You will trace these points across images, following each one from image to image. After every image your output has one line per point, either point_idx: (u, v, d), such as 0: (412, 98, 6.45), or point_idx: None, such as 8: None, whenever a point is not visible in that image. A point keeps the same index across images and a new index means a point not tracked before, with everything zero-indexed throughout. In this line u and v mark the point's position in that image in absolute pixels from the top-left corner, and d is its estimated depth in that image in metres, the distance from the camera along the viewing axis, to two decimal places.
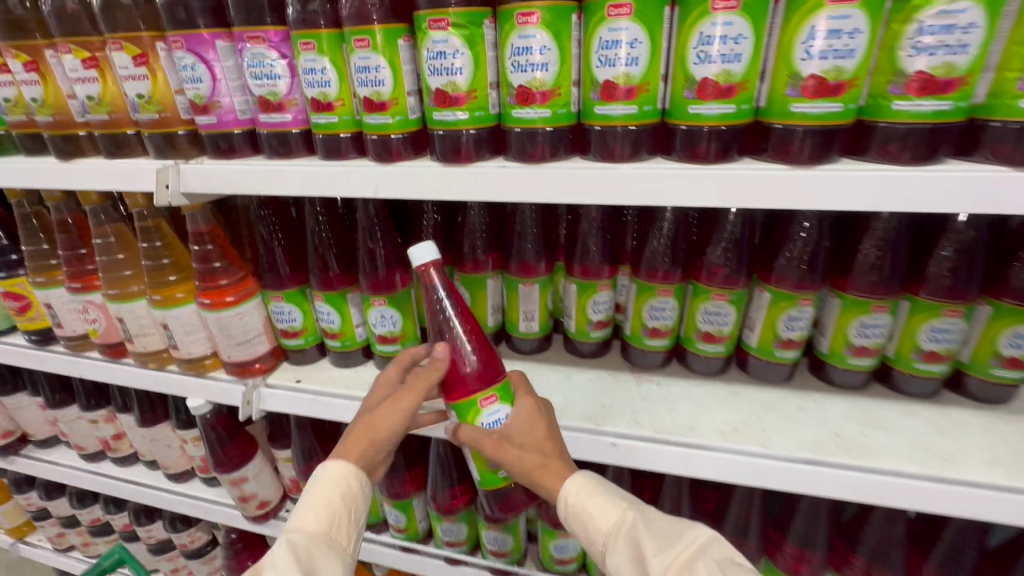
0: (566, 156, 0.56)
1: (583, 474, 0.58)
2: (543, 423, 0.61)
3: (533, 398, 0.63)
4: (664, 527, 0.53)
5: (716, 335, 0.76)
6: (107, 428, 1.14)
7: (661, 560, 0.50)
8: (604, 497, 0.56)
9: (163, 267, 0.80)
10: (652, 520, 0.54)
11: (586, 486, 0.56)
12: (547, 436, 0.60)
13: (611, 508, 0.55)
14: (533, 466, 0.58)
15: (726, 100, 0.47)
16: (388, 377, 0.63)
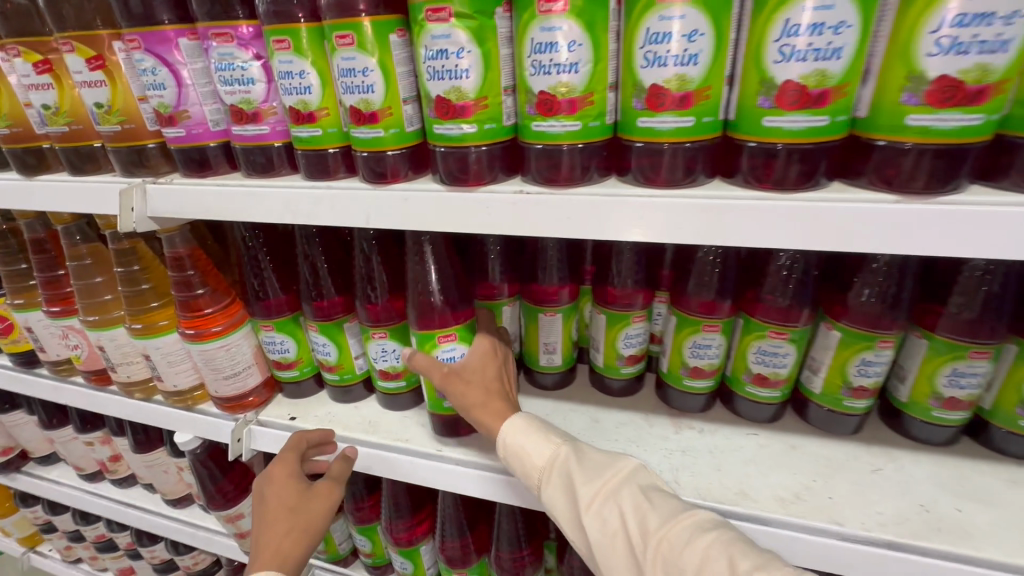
0: (599, 177, 0.46)
1: (520, 414, 0.57)
2: (496, 363, 0.63)
3: (491, 339, 0.65)
4: (594, 460, 0.53)
5: (772, 378, 0.64)
6: (103, 450, 1.08)
7: (588, 487, 0.50)
8: (540, 432, 0.56)
9: (142, 293, 0.72)
10: (583, 453, 0.53)
11: (522, 423, 0.56)
12: (499, 372, 0.63)
13: (546, 441, 0.55)
14: (482, 402, 0.59)
15: (818, 110, 0.35)
16: (279, 470, 0.65)
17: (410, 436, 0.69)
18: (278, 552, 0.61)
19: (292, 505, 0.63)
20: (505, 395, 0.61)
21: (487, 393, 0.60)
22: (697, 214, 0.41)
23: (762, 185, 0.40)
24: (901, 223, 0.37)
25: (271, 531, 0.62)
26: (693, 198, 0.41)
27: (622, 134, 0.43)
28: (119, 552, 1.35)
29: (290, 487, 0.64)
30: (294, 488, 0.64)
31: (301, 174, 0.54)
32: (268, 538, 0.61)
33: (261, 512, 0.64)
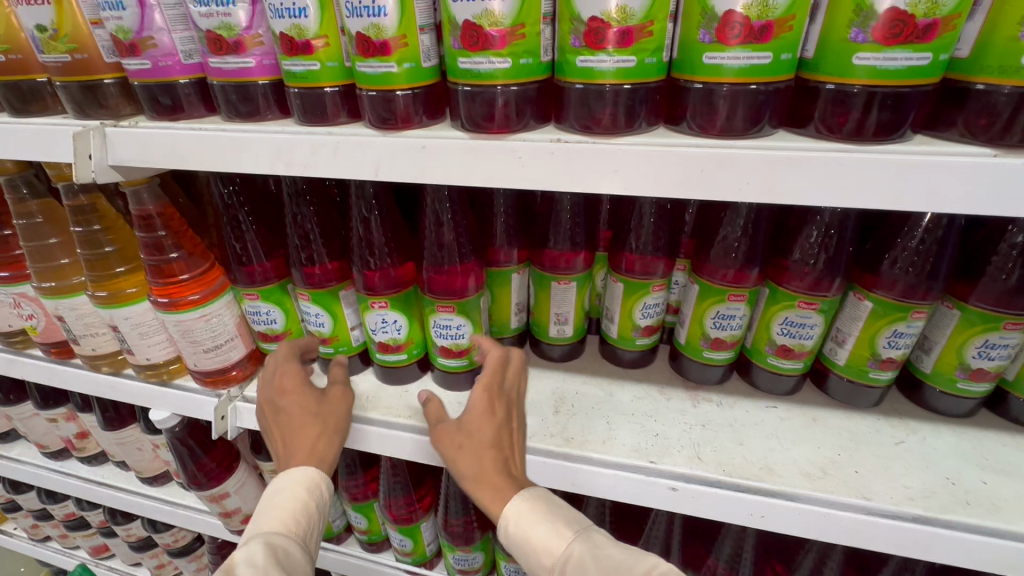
0: (647, 127, 0.40)
1: (523, 495, 0.50)
2: (493, 419, 0.53)
3: (490, 390, 0.54)
4: (614, 557, 0.46)
5: (796, 350, 0.61)
6: (69, 427, 1.00)
7: None
8: (547, 518, 0.49)
9: (105, 256, 0.64)
10: (600, 548, 0.47)
11: (526, 508, 0.50)
12: (498, 433, 0.53)
13: (554, 531, 0.48)
14: (475, 474, 0.52)
15: (921, 46, 0.31)
16: (288, 380, 0.60)
17: (413, 411, 0.64)
18: (313, 450, 0.58)
19: (311, 409, 0.59)
20: (504, 461, 0.52)
21: (479, 462, 0.52)
22: (759, 170, 0.35)
23: (837, 136, 0.36)
24: (999, 180, 0.32)
25: (295, 436, 0.59)
26: (760, 147, 0.36)
27: (679, 74, 0.37)
28: (92, 529, 1.28)
29: (307, 397, 0.60)
30: (306, 393, 0.60)
31: (293, 119, 0.47)
32: (295, 444, 0.58)
33: (278, 423, 0.60)
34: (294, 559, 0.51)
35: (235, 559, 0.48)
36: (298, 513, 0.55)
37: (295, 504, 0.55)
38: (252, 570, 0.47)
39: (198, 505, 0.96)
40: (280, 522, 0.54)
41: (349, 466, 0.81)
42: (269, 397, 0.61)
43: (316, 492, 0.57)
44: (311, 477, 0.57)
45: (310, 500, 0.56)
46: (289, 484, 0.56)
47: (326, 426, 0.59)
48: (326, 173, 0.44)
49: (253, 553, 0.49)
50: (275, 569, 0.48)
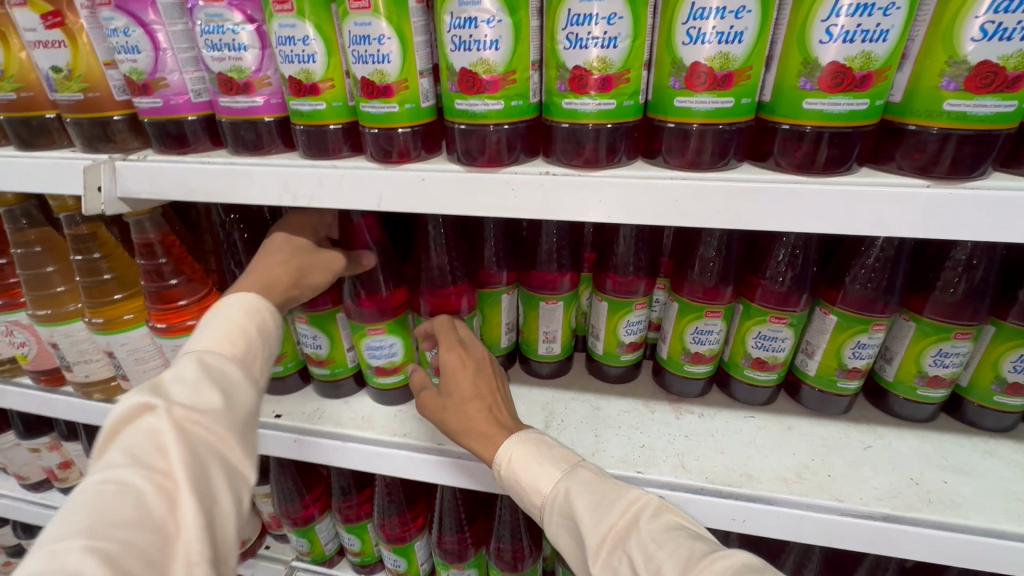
0: (626, 160, 0.44)
1: (514, 441, 0.53)
2: (468, 374, 0.57)
3: (457, 350, 0.58)
4: (599, 493, 0.47)
5: (770, 362, 0.66)
6: (51, 456, 0.98)
7: (595, 532, 0.45)
8: (537, 460, 0.51)
9: (104, 283, 0.65)
10: (586, 483, 0.49)
11: (516, 454, 0.52)
12: (476, 385, 0.57)
13: (545, 471, 0.51)
14: (464, 427, 0.55)
15: (860, 94, 0.36)
16: (299, 220, 0.60)
17: (407, 430, 0.66)
18: (277, 283, 0.54)
19: (301, 249, 0.57)
20: (488, 409, 0.56)
21: (466, 417, 0.55)
22: (725, 199, 0.40)
23: (794, 168, 0.40)
24: (933, 207, 0.37)
25: (269, 263, 0.55)
26: (728, 179, 0.40)
27: (654, 114, 0.41)
28: None
29: (288, 256, 0.56)
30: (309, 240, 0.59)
31: (297, 152, 0.50)
32: (265, 267, 0.54)
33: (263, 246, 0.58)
34: (232, 372, 0.45)
35: (163, 375, 0.43)
36: (238, 336, 0.48)
37: (233, 326, 0.49)
38: (180, 390, 0.41)
39: None
40: (215, 343, 0.47)
41: (343, 487, 0.82)
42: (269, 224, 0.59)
43: (257, 320, 0.51)
44: (252, 303, 0.51)
45: (252, 326, 0.50)
46: (229, 311, 0.50)
47: None
48: (329, 204, 0.47)
49: (182, 368, 0.43)
50: (208, 386, 0.42)
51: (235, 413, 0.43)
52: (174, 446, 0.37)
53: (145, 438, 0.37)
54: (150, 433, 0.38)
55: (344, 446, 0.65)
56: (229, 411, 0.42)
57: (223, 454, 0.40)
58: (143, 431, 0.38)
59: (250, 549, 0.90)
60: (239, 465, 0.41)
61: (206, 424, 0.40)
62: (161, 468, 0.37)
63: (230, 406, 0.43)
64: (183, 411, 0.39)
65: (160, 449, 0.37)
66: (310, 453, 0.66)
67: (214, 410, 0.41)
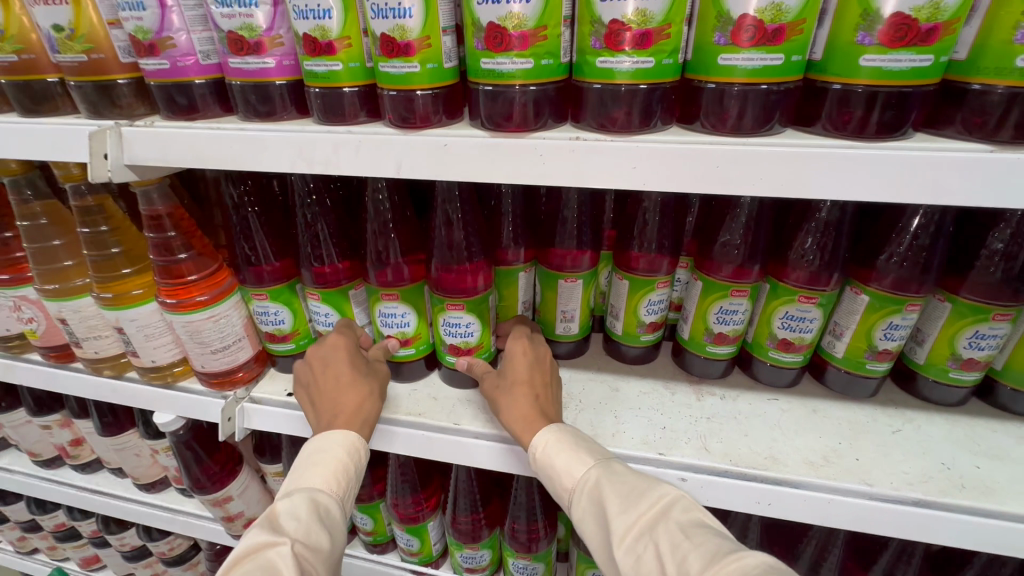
0: (662, 126, 0.41)
1: (551, 428, 0.53)
2: (527, 361, 0.58)
3: (523, 340, 0.60)
4: (629, 484, 0.47)
5: (796, 343, 0.63)
6: (63, 434, 0.98)
7: (623, 518, 0.44)
8: (572, 449, 0.51)
9: (112, 258, 0.63)
10: (619, 474, 0.48)
11: (554, 441, 0.52)
12: (530, 371, 0.58)
13: (578, 459, 0.50)
14: (511, 411, 0.55)
15: (923, 49, 0.33)
16: (339, 340, 0.61)
17: (422, 410, 0.64)
18: (355, 415, 0.56)
19: (360, 370, 0.59)
20: (535, 395, 0.56)
21: (512, 397, 0.56)
22: (771, 166, 0.37)
23: (842, 134, 0.37)
24: (998, 174, 0.34)
25: (342, 396, 0.57)
26: (773, 145, 0.37)
27: (693, 75, 0.39)
28: (84, 540, 1.25)
29: (355, 384, 0.58)
30: (357, 356, 0.60)
31: (311, 119, 0.47)
32: (338, 406, 0.57)
33: (323, 379, 0.59)
34: (335, 512, 0.50)
35: (276, 515, 0.47)
36: (340, 474, 0.53)
37: (335, 464, 0.53)
38: (296, 527, 0.46)
39: (199, 510, 0.94)
40: (320, 480, 0.52)
41: None
42: (317, 350, 0.61)
43: (355, 456, 0.55)
44: (352, 441, 0.55)
45: (351, 464, 0.54)
46: (331, 446, 0.54)
47: (373, 389, 0.59)
48: (345, 172, 0.44)
49: (295, 509, 0.48)
50: (317, 528, 0.47)
51: (337, 547, 0.48)
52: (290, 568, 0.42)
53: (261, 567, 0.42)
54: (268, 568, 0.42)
55: None
56: (332, 554, 0.47)
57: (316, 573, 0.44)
58: (262, 566, 0.42)
59: None
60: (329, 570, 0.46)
61: (314, 564, 0.45)
62: None
63: (331, 549, 0.47)
64: (299, 548, 0.44)
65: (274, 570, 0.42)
66: None
67: (319, 552, 0.46)
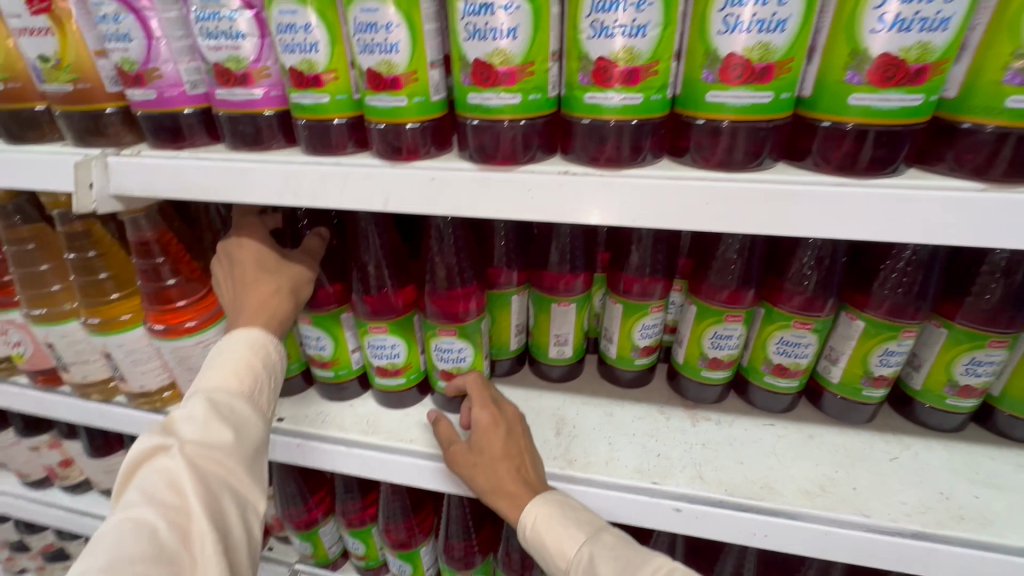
0: (651, 159, 0.41)
1: (536, 501, 0.53)
2: (500, 434, 0.57)
3: (490, 408, 0.58)
4: (624, 558, 0.48)
5: (791, 369, 0.63)
6: (52, 454, 0.97)
7: None
8: (560, 522, 0.51)
9: (100, 283, 0.63)
10: (610, 548, 0.49)
11: (541, 517, 0.52)
12: (507, 445, 0.56)
13: (569, 535, 0.51)
14: (494, 487, 0.55)
15: (913, 88, 0.33)
16: (248, 232, 0.58)
17: (413, 436, 0.64)
18: (260, 310, 0.54)
19: (268, 266, 0.56)
20: (517, 469, 0.55)
21: (495, 476, 0.55)
22: (762, 202, 0.37)
23: (833, 170, 0.37)
24: (991, 212, 0.34)
25: (246, 296, 0.55)
26: (763, 181, 0.37)
27: (682, 110, 0.38)
28: (72, 561, 1.23)
29: (263, 248, 0.57)
30: (268, 250, 0.57)
31: (299, 148, 0.47)
32: (247, 294, 0.55)
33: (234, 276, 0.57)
34: (241, 407, 0.49)
35: (174, 417, 0.47)
36: (244, 370, 0.51)
37: (238, 362, 0.51)
38: (190, 429, 0.46)
39: None
40: (224, 379, 0.50)
41: (347, 491, 0.80)
42: (224, 246, 0.58)
43: (264, 352, 0.53)
44: (255, 337, 0.53)
45: (257, 359, 0.52)
46: (235, 345, 0.52)
47: (280, 284, 0.55)
48: (332, 204, 0.44)
49: (193, 407, 0.47)
50: (218, 424, 0.46)
51: (246, 445, 0.48)
52: (187, 484, 0.42)
53: (160, 479, 0.42)
54: (164, 474, 0.43)
55: (348, 451, 0.63)
56: (239, 445, 0.47)
57: (228, 485, 0.45)
58: (158, 471, 0.43)
59: None
60: (245, 491, 0.46)
61: (217, 460, 0.45)
62: (175, 505, 0.41)
63: (239, 443, 0.47)
64: (192, 449, 0.44)
65: (174, 487, 0.42)
66: (314, 458, 0.64)
67: (223, 447, 0.46)
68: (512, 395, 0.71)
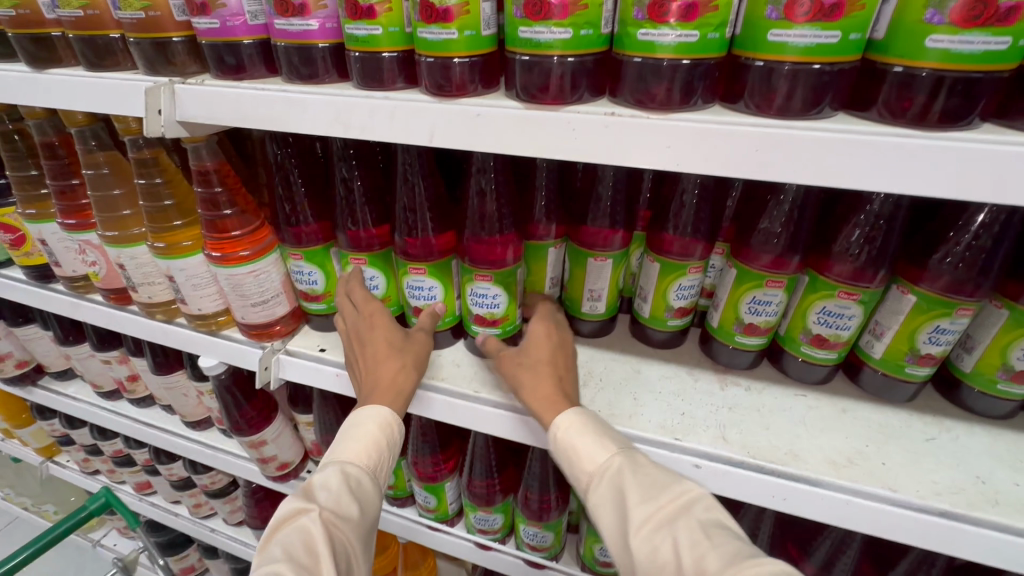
0: (702, 105, 0.40)
1: (576, 412, 0.54)
2: (549, 342, 0.60)
3: (546, 323, 0.62)
4: (651, 475, 0.47)
5: (831, 340, 0.61)
6: (121, 369, 1.07)
7: (640, 510, 0.45)
8: (597, 436, 0.52)
9: (165, 209, 0.68)
10: (641, 466, 0.49)
11: (576, 426, 0.52)
12: (553, 354, 0.59)
13: (602, 446, 0.51)
14: (533, 388, 0.56)
15: (1000, 30, 0.30)
16: (355, 291, 0.65)
17: (445, 374, 0.67)
18: (391, 387, 0.58)
19: (395, 343, 0.60)
20: (558, 376, 0.57)
21: (537, 375, 0.57)
22: (816, 151, 0.35)
23: (898, 121, 0.35)
24: None
25: (378, 369, 0.59)
26: (820, 130, 0.35)
27: (740, 51, 0.37)
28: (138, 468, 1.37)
29: (390, 325, 0.61)
30: (392, 321, 0.62)
31: (351, 83, 0.48)
32: (379, 369, 0.59)
33: (360, 343, 0.61)
34: (366, 483, 0.54)
35: (312, 482, 0.52)
36: (373, 447, 0.56)
37: (371, 437, 0.56)
38: (326, 497, 0.50)
39: (237, 451, 1.01)
40: (355, 452, 0.55)
41: None
42: (340, 303, 0.65)
43: (388, 430, 0.57)
44: (384, 415, 0.57)
45: (384, 437, 0.57)
46: (366, 420, 0.57)
47: (406, 361, 0.60)
48: (380, 138, 0.45)
49: (328, 479, 0.52)
50: (349, 497, 0.51)
51: (364, 522, 0.52)
52: (321, 544, 0.46)
53: (299, 538, 0.46)
54: (302, 533, 0.47)
55: None
56: (361, 523, 0.51)
57: (347, 553, 0.49)
58: (298, 531, 0.47)
59: (293, 470, 0.96)
60: (356, 561, 0.50)
61: (344, 531, 0.49)
62: (306, 563, 0.44)
63: (361, 520, 0.52)
64: (328, 515, 0.49)
65: (309, 546, 0.46)
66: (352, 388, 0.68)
67: (350, 519, 0.50)
68: None
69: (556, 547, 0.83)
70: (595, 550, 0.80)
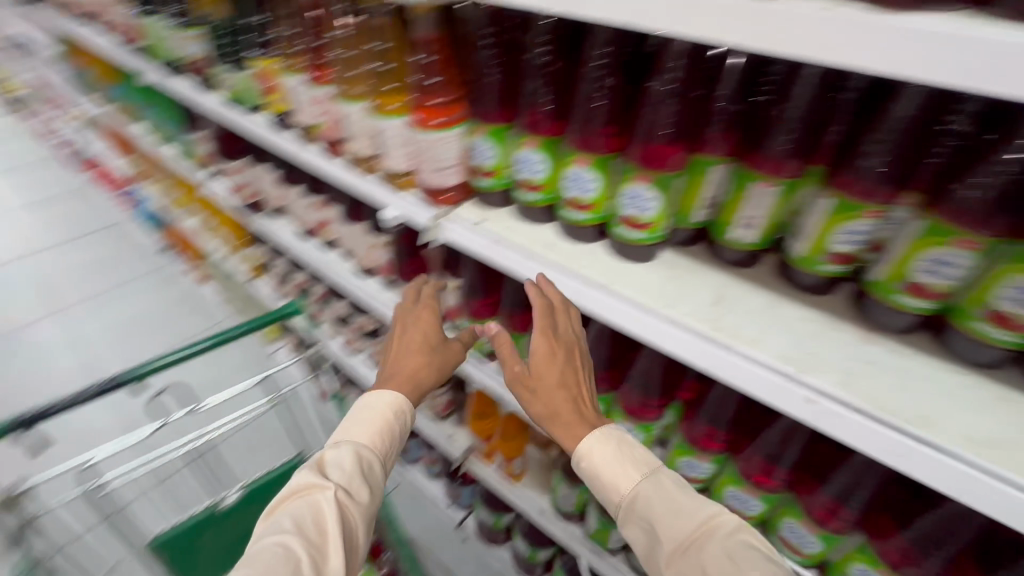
0: (943, 5, 0.37)
1: (594, 436, 0.68)
2: (552, 352, 0.73)
3: (546, 337, 0.72)
4: (677, 502, 0.62)
5: (1019, 322, 0.52)
6: (318, 214, 1.31)
7: (679, 531, 0.60)
8: (619, 461, 0.66)
9: (386, 72, 0.82)
10: (662, 489, 0.64)
11: (599, 448, 0.67)
12: (565, 374, 0.72)
13: (625, 470, 0.66)
14: (551, 410, 0.72)
15: None
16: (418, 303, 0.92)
17: (582, 263, 0.75)
18: (407, 380, 0.83)
19: (429, 347, 0.87)
20: (573, 399, 0.71)
21: (553, 402, 0.71)
22: None
23: None
24: None
25: (405, 361, 0.85)
26: None
27: None
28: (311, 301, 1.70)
29: (433, 326, 0.89)
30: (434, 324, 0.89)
31: None
32: (405, 360, 0.85)
33: (402, 334, 0.88)
34: (374, 467, 0.76)
35: (328, 459, 0.74)
36: (384, 426, 0.80)
37: (383, 414, 0.80)
38: (341, 476, 0.71)
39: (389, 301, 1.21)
40: (370, 436, 0.78)
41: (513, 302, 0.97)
42: (399, 309, 0.91)
43: (399, 413, 0.82)
44: (397, 399, 0.81)
45: (390, 419, 0.80)
46: (381, 403, 0.81)
47: (432, 362, 0.86)
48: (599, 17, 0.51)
49: (343, 458, 0.73)
50: (359, 479, 0.72)
51: (371, 502, 0.73)
52: (330, 528, 0.66)
53: (309, 512, 0.66)
54: (313, 508, 0.67)
55: (528, 259, 0.77)
56: (365, 506, 0.72)
57: (351, 533, 0.69)
58: (309, 506, 0.67)
59: None
60: (356, 541, 0.70)
61: (353, 512, 0.70)
62: (314, 542, 0.64)
63: (367, 499, 0.72)
64: (340, 494, 0.69)
65: (316, 523, 0.66)
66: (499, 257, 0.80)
67: (359, 502, 0.71)
68: (679, 263, 0.75)
69: (643, 453, 0.89)
70: (680, 465, 0.84)
